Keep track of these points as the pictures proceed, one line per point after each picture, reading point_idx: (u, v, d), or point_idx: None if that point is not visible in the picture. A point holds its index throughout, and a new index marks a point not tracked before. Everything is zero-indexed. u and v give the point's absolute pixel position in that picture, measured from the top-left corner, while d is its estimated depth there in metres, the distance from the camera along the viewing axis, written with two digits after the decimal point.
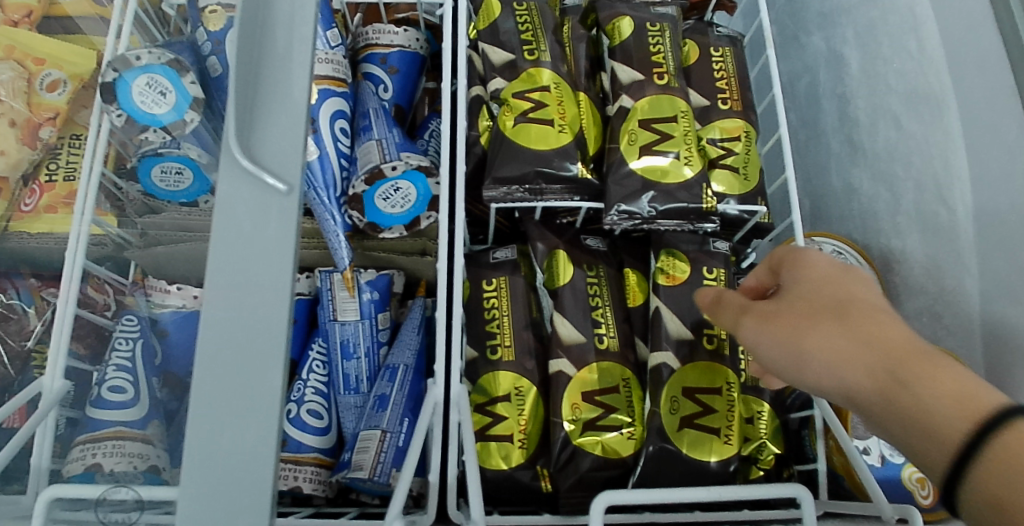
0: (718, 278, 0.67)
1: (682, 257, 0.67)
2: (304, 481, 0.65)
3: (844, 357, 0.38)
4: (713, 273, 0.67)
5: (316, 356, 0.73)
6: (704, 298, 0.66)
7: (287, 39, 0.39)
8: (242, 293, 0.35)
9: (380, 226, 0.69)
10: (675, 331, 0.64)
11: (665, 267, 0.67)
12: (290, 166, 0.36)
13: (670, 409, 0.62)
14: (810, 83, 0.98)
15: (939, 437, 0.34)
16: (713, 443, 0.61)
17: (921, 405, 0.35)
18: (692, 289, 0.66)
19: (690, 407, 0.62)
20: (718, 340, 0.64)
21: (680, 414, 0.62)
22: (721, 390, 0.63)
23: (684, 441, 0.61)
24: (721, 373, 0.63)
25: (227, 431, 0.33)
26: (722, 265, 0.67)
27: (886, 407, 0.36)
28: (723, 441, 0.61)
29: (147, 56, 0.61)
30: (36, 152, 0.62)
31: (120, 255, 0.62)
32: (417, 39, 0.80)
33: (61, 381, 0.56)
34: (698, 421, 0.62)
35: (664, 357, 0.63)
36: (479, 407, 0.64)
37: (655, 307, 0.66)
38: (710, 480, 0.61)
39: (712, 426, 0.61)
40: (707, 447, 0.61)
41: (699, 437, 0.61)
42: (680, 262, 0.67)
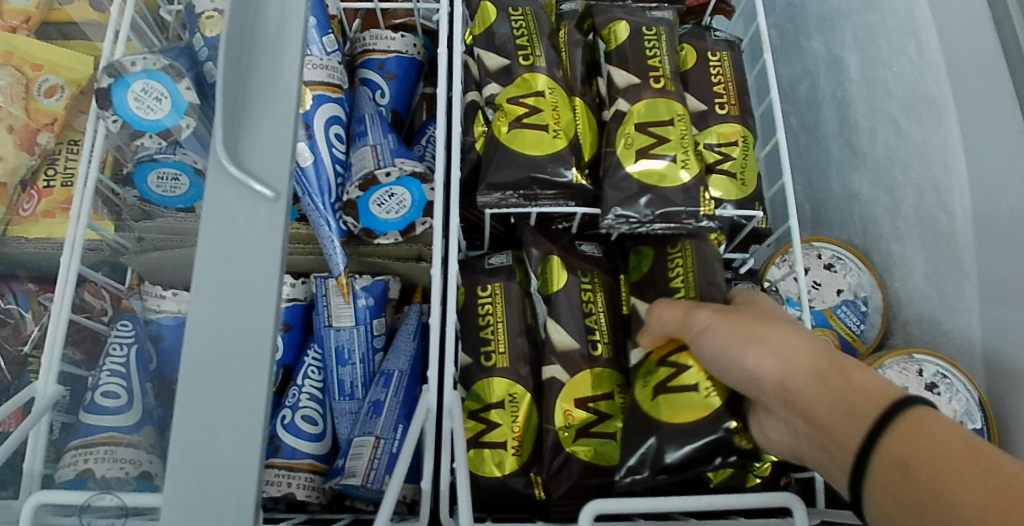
0: (685, 247, 0.67)
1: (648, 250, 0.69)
2: (298, 487, 0.65)
3: (784, 350, 0.45)
4: (680, 246, 0.67)
5: (311, 362, 0.73)
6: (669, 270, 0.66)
7: (277, 46, 0.39)
8: (227, 300, 0.35)
9: (374, 232, 0.70)
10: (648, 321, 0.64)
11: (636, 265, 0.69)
12: (279, 172, 0.36)
13: (642, 385, 0.60)
14: (810, 87, 0.97)
15: (859, 411, 0.39)
16: (688, 406, 0.57)
17: (846, 387, 0.41)
18: (657, 270, 0.67)
19: (659, 376, 0.59)
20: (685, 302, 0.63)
21: (652, 385, 0.59)
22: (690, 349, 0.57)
23: (659, 410, 0.58)
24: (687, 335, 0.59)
25: (213, 439, 0.33)
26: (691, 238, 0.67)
27: (823, 390, 0.42)
28: (702, 398, 0.56)
29: (143, 62, 0.60)
30: (32, 157, 0.62)
31: (116, 259, 0.64)
32: (415, 45, 0.80)
33: (54, 387, 0.55)
34: (669, 385, 0.58)
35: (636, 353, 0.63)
36: (474, 413, 0.64)
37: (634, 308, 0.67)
38: (696, 448, 0.56)
39: (687, 385, 0.57)
40: (686, 410, 0.57)
41: (673, 400, 0.57)
42: (646, 255, 0.69)
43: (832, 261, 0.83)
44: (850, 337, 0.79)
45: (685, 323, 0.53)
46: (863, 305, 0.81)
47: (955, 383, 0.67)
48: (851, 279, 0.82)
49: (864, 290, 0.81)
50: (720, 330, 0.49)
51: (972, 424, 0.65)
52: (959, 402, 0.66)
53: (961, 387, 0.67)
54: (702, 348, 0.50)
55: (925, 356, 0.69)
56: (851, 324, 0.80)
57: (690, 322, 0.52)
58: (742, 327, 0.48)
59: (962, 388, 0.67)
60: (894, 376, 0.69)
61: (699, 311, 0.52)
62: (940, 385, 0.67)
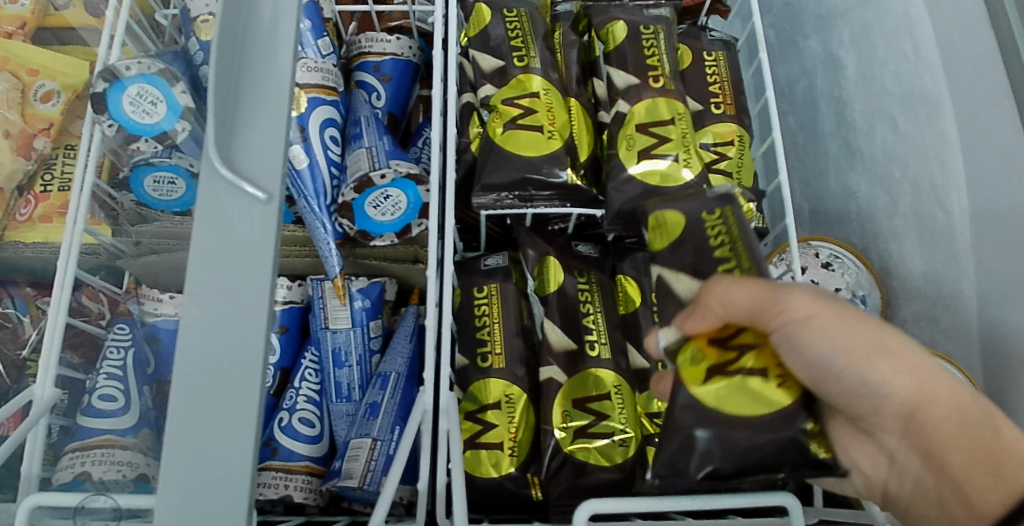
0: (726, 214, 0.53)
1: (681, 221, 0.53)
2: (295, 489, 0.65)
3: (920, 371, 0.45)
4: (717, 214, 0.53)
5: (308, 365, 0.73)
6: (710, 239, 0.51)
7: (268, 48, 0.39)
8: (220, 301, 0.35)
9: (370, 234, 0.70)
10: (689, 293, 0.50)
11: (661, 230, 0.54)
12: (271, 174, 0.36)
13: (690, 369, 0.48)
14: (808, 86, 0.97)
15: (1006, 476, 0.42)
16: (757, 398, 0.46)
17: (990, 443, 0.43)
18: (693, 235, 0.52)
19: (712, 355, 0.47)
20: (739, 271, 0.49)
21: (704, 366, 0.47)
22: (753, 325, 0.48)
23: (717, 396, 0.47)
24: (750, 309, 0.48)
25: (205, 440, 0.33)
26: (729, 205, 0.53)
27: (962, 443, 0.44)
28: (776, 388, 0.46)
29: (138, 66, 0.60)
30: (31, 162, 0.63)
31: (113, 263, 0.63)
32: (411, 47, 0.80)
33: (52, 390, 0.55)
34: (729, 366, 0.47)
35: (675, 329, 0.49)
36: (471, 414, 0.64)
37: (658, 276, 0.53)
38: (754, 457, 0.47)
39: (755, 368, 0.46)
40: (749, 402, 0.46)
41: (737, 386, 0.46)
42: (676, 220, 0.54)
43: (829, 260, 0.83)
44: None
45: (767, 305, 0.45)
46: (861, 303, 0.80)
47: None
48: (849, 278, 0.81)
49: (862, 289, 0.81)
50: (836, 332, 0.44)
51: None
52: None
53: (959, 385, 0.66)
54: (788, 343, 0.44)
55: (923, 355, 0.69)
56: None
57: (777, 308, 0.45)
58: (866, 337, 0.45)
59: None
60: None
61: (794, 293, 0.45)
62: None
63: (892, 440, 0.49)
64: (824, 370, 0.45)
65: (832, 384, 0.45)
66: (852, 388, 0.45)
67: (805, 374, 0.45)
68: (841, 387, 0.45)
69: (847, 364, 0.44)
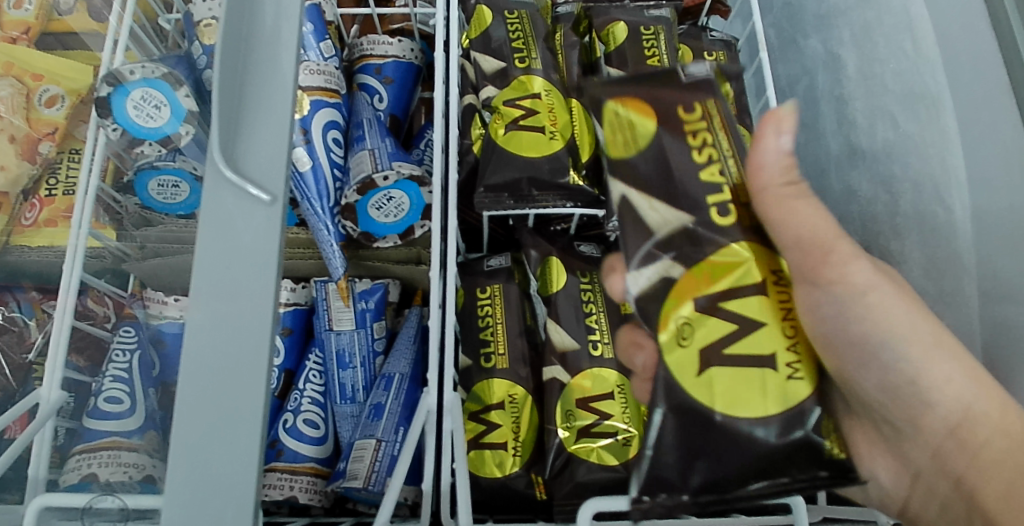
0: (710, 108, 0.41)
1: (651, 118, 0.41)
2: (300, 491, 0.65)
3: (970, 376, 0.46)
4: (698, 109, 0.41)
5: (312, 366, 0.73)
6: (690, 143, 0.40)
7: (272, 51, 0.40)
8: (226, 303, 0.35)
9: (374, 235, 0.71)
10: (663, 226, 0.40)
11: (623, 132, 0.42)
12: (275, 176, 0.37)
13: (677, 341, 0.39)
14: (808, 85, 0.97)
15: None
16: (756, 390, 0.38)
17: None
18: (669, 142, 0.40)
19: (714, 329, 0.38)
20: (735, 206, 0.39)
21: (698, 345, 0.38)
22: (768, 290, 0.39)
23: (706, 392, 0.38)
24: (763, 266, 0.39)
25: (214, 440, 0.33)
26: (712, 96, 0.41)
27: (1005, 460, 0.46)
28: (783, 381, 0.38)
29: (141, 70, 0.60)
30: (35, 166, 0.63)
31: (118, 266, 0.64)
32: (413, 49, 0.80)
33: (58, 393, 0.55)
34: (727, 352, 0.38)
35: (661, 268, 0.40)
36: (474, 414, 0.65)
37: (621, 197, 0.41)
38: (762, 454, 0.37)
39: (761, 356, 0.38)
40: (750, 392, 0.38)
41: (732, 375, 0.38)
42: (642, 120, 0.41)
43: None
44: None
45: (823, 245, 0.40)
46: None
47: None
48: None
49: None
50: (901, 317, 0.44)
51: None
52: None
53: None
54: (833, 299, 0.41)
55: None
56: None
57: (834, 256, 0.40)
58: (934, 332, 0.45)
59: None
60: None
61: (854, 260, 0.42)
62: None
63: (921, 457, 0.49)
64: (875, 344, 0.44)
65: (879, 373, 0.45)
66: (900, 382, 0.46)
67: (849, 350, 0.43)
68: (886, 375, 0.45)
69: (909, 355, 0.45)
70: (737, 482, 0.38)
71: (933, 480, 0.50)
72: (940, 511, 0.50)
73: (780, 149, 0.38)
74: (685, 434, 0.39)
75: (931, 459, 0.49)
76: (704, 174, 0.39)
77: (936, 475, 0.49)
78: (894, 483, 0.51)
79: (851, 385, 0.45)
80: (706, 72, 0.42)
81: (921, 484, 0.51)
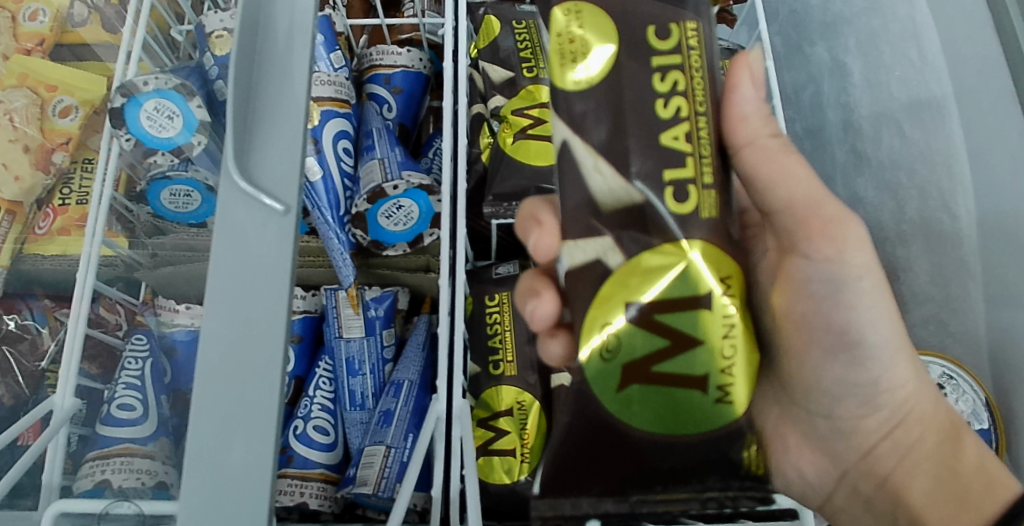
0: (690, 39, 0.37)
1: (612, 39, 0.37)
2: (311, 497, 0.66)
3: (918, 376, 0.53)
4: (674, 34, 0.37)
5: (322, 373, 0.74)
6: (657, 85, 0.37)
7: (285, 63, 0.40)
8: (241, 310, 0.36)
9: (383, 243, 0.71)
10: (608, 195, 0.37)
11: (573, 54, 0.38)
12: (288, 186, 0.37)
13: (602, 355, 0.38)
14: (814, 93, 0.97)
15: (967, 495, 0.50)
16: (681, 412, 0.37)
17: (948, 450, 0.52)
18: (630, 76, 0.37)
19: (643, 346, 0.37)
20: (693, 189, 0.36)
21: (623, 360, 0.38)
22: (710, 304, 0.37)
23: (626, 409, 0.38)
24: (706, 277, 0.36)
25: (232, 445, 0.34)
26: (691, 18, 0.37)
27: (928, 454, 0.52)
28: (711, 404, 0.37)
29: (155, 81, 0.62)
30: (48, 176, 0.64)
31: (130, 274, 0.63)
32: (421, 59, 0.81)
33: (72, 399, 0.56)
34: (656, 369, 0.37)
35: (599, 251, 0.38)
36: (484, 421, 0.66)
37: (564, 142, 0.38)
38: (671, 462, 0.38)
39: (689, 377, 0.37)
40: (676, 416, 0.37)
41: (659, 397, 0.37)
42: (601, 41, 0.37)
43: None
44: None
45: (814, 218, 0.45)
46: None
47: (962, 384, 0.67)
48: None
49: None
50: (883, 312, 0.49)
51: (980, 424, 0.65)
52: (967, 403, 0.66)
53: (969, 388, 0.66)
54: (823, 273, 0.47)
55: (932, 358, 0.68)
56: None
57: (832, 228, 0.45)
58: (902, 334, 0.51)
59: (969, 389, 0.66)
60: None
61: (851, 238, 0.46)
62: (948, 386, 0.66)
63: (847, 457, 0.54)
64: (853, 336, 0.49)
65: (845, 366, 0.50)
66: (863, 380, 0.51)
67: (824, 338, 0.49)
68: (850, 371, 0.50)
69: (880, 354, 0.50)
70: (645, 487, 0.39)
71: (858, 480, 0.55)
72: (863, 509, 0.54)
73: (756, 100, 0.40)
74: (591, 439, 0.40)
75: (860, 459, 0.54)
76: (666, 137, 0.36)
77: (862, 475, 0.54)
78: (818, 480, 0.54)
79: (814, 376, 0.50)
80: None
81: (847, 482, 0.55)
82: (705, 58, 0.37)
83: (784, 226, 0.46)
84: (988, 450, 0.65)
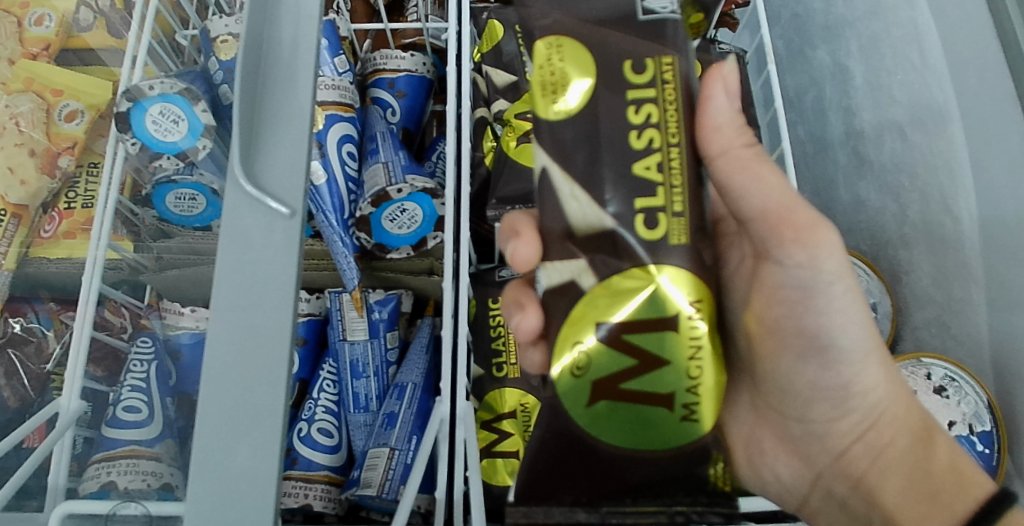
0: (664, 73, 0.39)
1: (590, 72, 0.39)
2: (315, 499, 0.67)
3: (891, 376, 0.54)
4: (650, 69, 0.39)
5: (326, 376, 0.74)
6: (632, 117, 0.39)
7: (290, 68, 0.41)
8: (247, 313, 0.36)
9: (387, 246, 0.72)
10: (582, 221, 0.39)
11: (553, 86, 0.40)
12: (294, 189, 0.38)
13: (573, 372, 0.40)
14: (817, 97, 0.98)
15: (942, 495, 0.49)
16: (648, 429, 0.40)
17: (924, 452, 0.52)
18: (605, 109, 0.39)
19: (612, 363, 0.40)
20: (663, 217, 0.38)
21: (593, 376, 0.40)
22: (677, 325, 0.39)
23: (596, 423, 0.41)
24: (673, 300, 0.38)
25: (239, 445, 0.34)
26: (671, 51, 0.39)
27: (905, 456, 0.53)
28: (677, 421, 0.39)
29: (161, 86, 0.60)
30: (54, 180, 0.64)
31: (135, 278, 0.64)
32: (425, 63, 0.81)
33: (78, 402, 0.56)
34: (624, 387, 0.39)
35: (574, 271, 0.40)
36: (487, 423, 0.67)
37: (542, 169, 0.40)
38: (640, 475, 0.41)
39: (655, 396, 0.39)
40: (645, 432, 0.40)
41: (627, 413, 0.40)
42: (579, 74, 0.39)
43: None
44: None
45: (791, 222, 0.46)
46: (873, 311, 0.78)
47: (964, 386, 0.67)
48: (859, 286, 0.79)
49: (874, 296, 0.79)
50: (855, 317, 0.51)
51: (982, 426, 0.66)
52: (968, 405, 0.67)
53: (971, 390, 0.67)
54: (796, 278, 0.49)
55: (933, 360, 0.69)
56: None
57: (804, 234, 0.47)
58: (875, 338, 0.53)
59: (970, 391, 0.67)
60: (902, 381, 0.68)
61: (828, 244, 0.47)
62: (949, 388, 0.67)
63: (824, 461, 0.56)
64: (824, 342, 0.51)
65: (816, 369, 0.52)
66: (833, 385, 0.53)
67: (794, 341, 0.52)
68: (822, 375, 0.52)
69: (851, 357, 0.52)
70: (615, 499, 0.41)
71: (832, 482, 0.56)
72: (838, 511, 0.55)
73: (728, 109, 0.41)
74: (564, 451, 0.42)
75: (835, 462, 0.55)
76: (639, 166, 0.39)
77: (836, 477, 0.55)
78: (795, 480, 0.57)
79: (785, 378, 0.53)
80: (670, 10, 0.40)
81: (821, 485, 0.56)
82: (680, 91, 0.39)
83: (758, 232, 0.47)
84: (990, 453, 0.65)
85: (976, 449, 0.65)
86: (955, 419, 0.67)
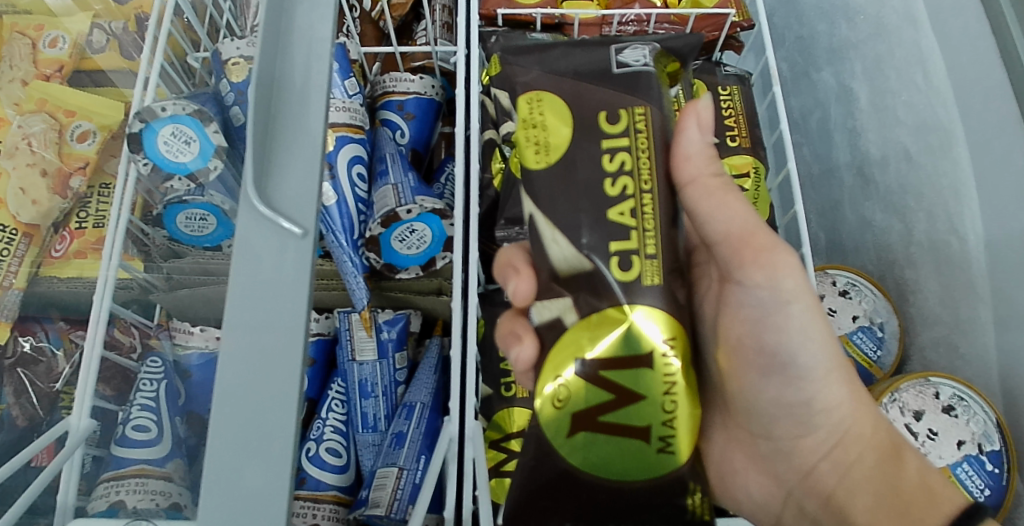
0: (637, 122, 0.45)
1: (566, 126, 0.46)
2: (323, 519, 0.67)
3: (854, 389, 0.55)
4: (624, 119, 0.45)
5: (335, 395, 0.75)
6: (606, 165, 0.44)
7: (302, 92, 0.41)
8: (255, 332, 0.36)
9: (396, 267, 0.73)
10: (564, 263, 0.44)
11: (537, 141, 0.46)
12: (306, 210, 0.38)
13: (554, 404, 0.44)
14: (821, 118, 0.99)
15: (911, 513, 0.50)
16: (627, 459, 0.42)
17: (892, 469, 0.53)
18: (581, 156, 0.45)
19: (589, 396, 0.43)
20: (636, 259, 0.42)
21: (572, 408, 0.43)
22: (651, 362, 0.42)
23: (575, 454, 0.43)
24: (647, 338, 0.42)
25: (253, 467, 0.34)
26: (641, 101, 0.46)
27: (876, 471, 0.53)
28: (654, 453, 0.42)
29: (173, 107, 0.62)
30: (66, 200, 0.64)
31: (145, 297, 0.62)
32: (433, 86, 0.83)
33: (87, 421, 0.56)
34: (602, 419, 0.43)
35: (560, 309, 0.45)
36: (496, 443, 0.68)
37: (531, 216, 0.46)
38: (623, 504, 0.43)
39: (632, 427, 0.42)
40: (624, 463, 0.42)
41: (607, 444, 0.43)
42: (556, 126, 0.46)
43: (846, 288, 0.80)
44: (867, 364, 0.77)
45: (752, 242, 0.50)
46: (880, 331, 0.78)
47: (973, 405, 0.67)
48: (866, 305, 0.79)
49: (880, 316, 0.79)
50: (814, 336, 0.52)
51: (990, 445, 0.66)
52: (977, 424, 0.67)
53: (980, 410, 0.67)
54: (756, 297, 0.52)
55: (941, 379, 0.69)
56: (868, 351, 0.78)
57: (764, 257, 0.50)
58: (837, 357, 0.54)
59: (980, 410, 0.67)
60: (911, 400, 0.68)
61: (792, 264, 0.50)
62: (958, 407, 0.68)
63: (792, 479, 0.57)
64: (786, 359, 0.53)
65: (778, 387, 0.54)
66: (795, 401, 0.54)
67: (757, 359, 0.53)
68: (784, 392, 0.54)
69: (813, 374, 0.53)
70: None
71: (803, 499, 0.57)
72: None
73: (701, 142, 0.46)
74: (550, 481, 0.45)
75: (803, 480, 0.57)
76: (613, 212, 0.43)
77: (806, 493, 0.57)
78: (767, 498, 0.59)
79: (750, 396, 0.55)
80: (640, 65, 0.47)
81: (793, 501, 0.58)
82: (652, 140, 0.44)
83: (723, 255, 0.51)
84: (1000, 472, 0.65)
85: (985, 468, 0.65)
86: (964, 439, 0.66)
